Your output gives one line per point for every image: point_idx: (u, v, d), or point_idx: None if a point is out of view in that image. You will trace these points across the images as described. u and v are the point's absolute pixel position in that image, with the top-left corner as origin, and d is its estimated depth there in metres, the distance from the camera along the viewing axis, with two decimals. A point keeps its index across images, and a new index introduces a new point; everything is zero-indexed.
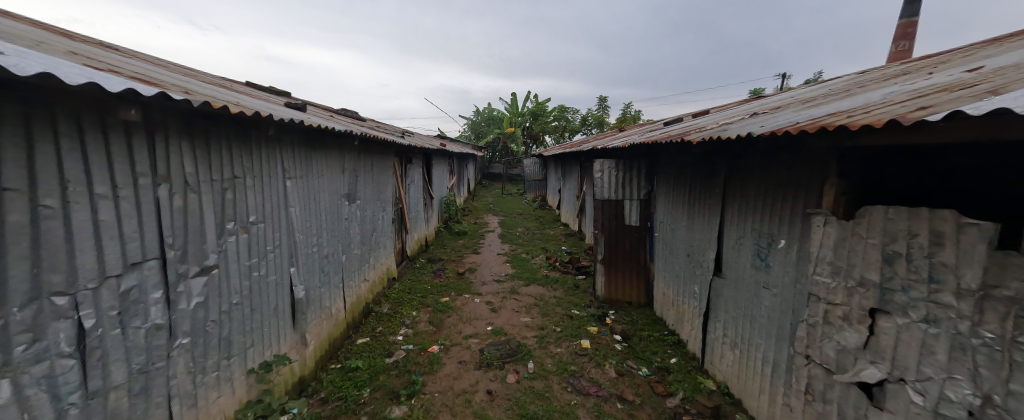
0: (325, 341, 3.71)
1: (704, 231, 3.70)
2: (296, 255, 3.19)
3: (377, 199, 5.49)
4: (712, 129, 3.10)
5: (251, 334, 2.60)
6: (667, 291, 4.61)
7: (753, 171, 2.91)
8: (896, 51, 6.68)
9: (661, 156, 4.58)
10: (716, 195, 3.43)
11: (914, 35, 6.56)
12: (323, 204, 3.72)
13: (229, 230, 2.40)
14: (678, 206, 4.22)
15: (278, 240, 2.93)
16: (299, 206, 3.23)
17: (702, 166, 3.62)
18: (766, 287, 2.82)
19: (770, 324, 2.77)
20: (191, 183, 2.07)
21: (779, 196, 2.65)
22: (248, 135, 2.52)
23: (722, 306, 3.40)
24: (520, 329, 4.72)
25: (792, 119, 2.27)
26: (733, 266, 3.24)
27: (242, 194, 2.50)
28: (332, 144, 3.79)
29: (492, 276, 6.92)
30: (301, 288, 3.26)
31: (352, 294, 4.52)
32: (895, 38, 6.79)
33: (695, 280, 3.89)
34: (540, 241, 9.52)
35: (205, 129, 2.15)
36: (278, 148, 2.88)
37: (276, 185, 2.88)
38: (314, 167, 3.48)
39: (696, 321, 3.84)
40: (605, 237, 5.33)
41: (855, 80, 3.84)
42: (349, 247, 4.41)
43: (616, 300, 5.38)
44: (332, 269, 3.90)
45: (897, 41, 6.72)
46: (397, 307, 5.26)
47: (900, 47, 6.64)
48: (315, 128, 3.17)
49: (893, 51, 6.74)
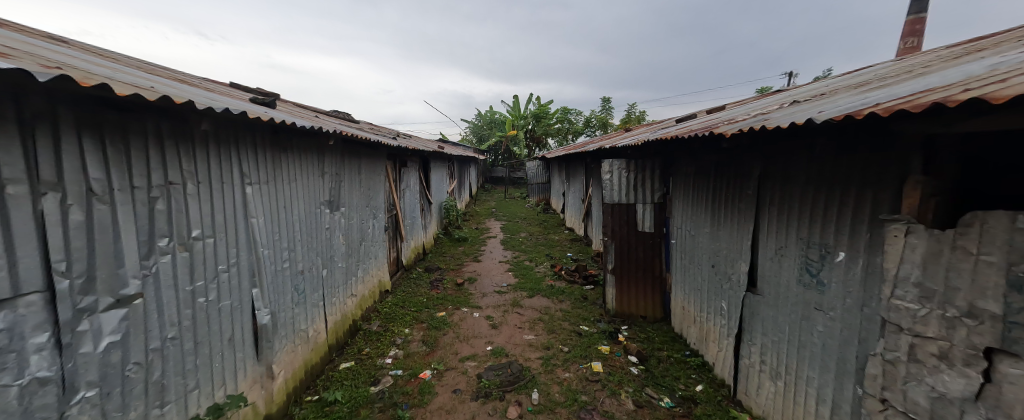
0: (300, 370, 3.26)
1: (734, 240, 3.21)
2: (260, 274, 2.75)
3: (367, 206, 5.05)
4: (745, 120, 2.62)
5: (194, 374, 2.16)
6: (687, 306, 4.11)
7: (799, 168, 2.41)
8: (904, 48, 6.16)
9: (676, 155, 4.10)
10: (749, 197, 2.95)
11: (925, 30, 6.06)
12: (298, 213, 3.29)
13: (162, 249, 1.96)
14: (700, 210, 3.73)
15: (235, 257, 2.49)
16: (264, 216, 2.79)
17: (730, 163, 3.14)
18: (817, 308, 2.33)
19: (824, 354, 2.27)
20: (98, 191, 1.63)
21: (836, 198, 2.16)
22: (188, 133, 2.09)
23: (758, 327, 2.90)
24: (523, 349, 4.23)
25: (863, 101, 1.78)
26: (772, 282, 2.75)
27: (182, 204, 2.07)
28: (306, 145, 3.37)
29: (493, 286, 6.44)
30: (267, 311, 2.82)
31: (336, 312, 4.08)
32: (903, 35, 6.30)
33: (723, 295, 3.39)
34: (544, 248, 9.02)
35: (121, 124, 1.72)
36: (233, 148, 2.45)
37: (231, 192, 2.45)
38: (284, 172, 3.04)
39: (725, 342, 3.34)
40: (615, 244, 4.86)
41: (903, 63, 3.32)
42: (332, 260, 3.98)
43: (629, 314, 4.87)
44: (309, 287, 3.46)
45: (905, 38, 6.22)
46: (388, 324, 4.80)
47: (910, 44, 6.10)
48: (281, 125, 2.74)
49: (902, 48, 6.21)
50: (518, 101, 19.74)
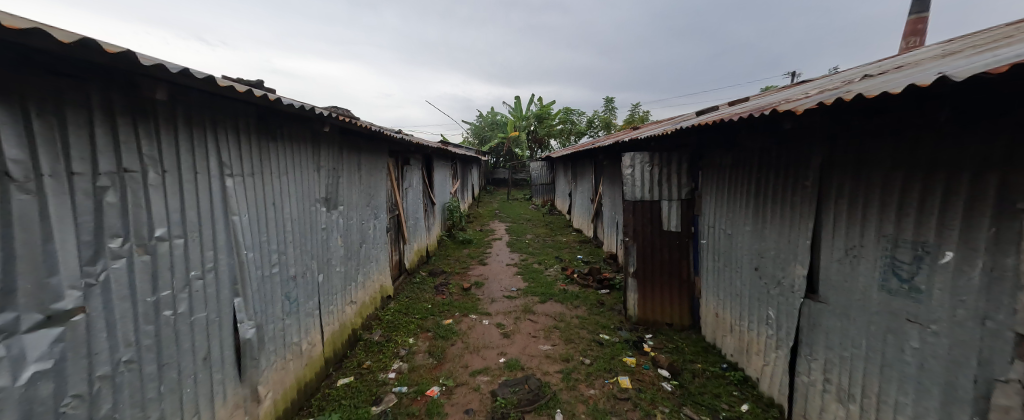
0: (292, 390, 2.86)
1: (785, 239, 2.82)
2: (245, 281, 2.34)
3: (367, 204, 4.66)
4: (811, 97, 2.24)
5: (158, 404, 1.75)
6: (721, 313, 3.72)
7: (882, 152, 2.04)
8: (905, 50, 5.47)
9: (709, 146, 3.72)
10: (808, 189, 2.57)
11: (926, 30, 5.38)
12: (290, 211, 2.90)
13: (113, 251, 1.56)
14: (739, 207, 3.35)
15: (212, 261, 2.09)
16: (248, 213, 2.39)
17: (783, 152, 2.75)
18: (912, 320, 1.95)
19: (922, 377, 1.90)
20: (18, 177, 1.24)
21: (940, 187, 1.80)
22: (148, 109, 1.70)
23: (821, 340, 2.51)
24: (539, 362, 3.82)
25: (998, 57, 1.41)
26: (840, 288, 2.36)
27: (142, 196, 1.68)
28: (298, 134, 2.98)
29: (502, 291, 6.03)
30: (253, 324, 2.39)
31: (334, 322, 3.67)
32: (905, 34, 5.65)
33: (771, 302, 3.00)
34: (553, 250, 8.60)
35: (54, 92, 1.33)
36: (207, 132, 2.06)
37: (206, 184, 2.05)
38: (272, 163, 2.66)
39: (775, 355, 2.95)
40: (637, 245, 4.47)
41: (974, 35, 2.89)
42: (329, 264, 3.57)
43: (653, 321, 4.46)
44: (302, 294, 3.06)
45: (905, 39, 5.52)
46: (390, 334, 4.40)
47: (910, 45, 5.40)
48: (267, 105, 2.37)
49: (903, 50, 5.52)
50: (518, 102, 19.43)
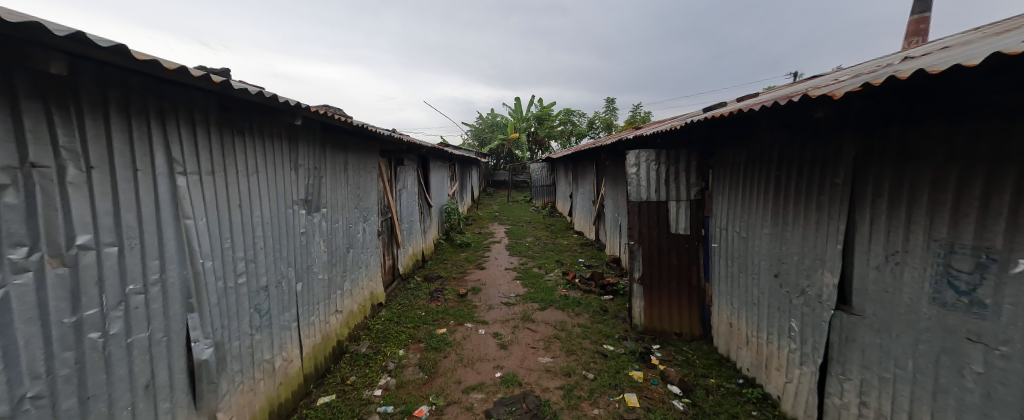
0: (263, 412, 2.57)
1: (811, 243, 2.53)
2: (201, 294, 2.05)
3: (355, 206, 4.38)
4: (846, 81, 1.96)
5: None
6: (736, 323, 3.42)
7: (933, 144, 1.77)
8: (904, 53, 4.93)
9: (722, 141, 3.44)
10: (839, 186, 2.28)
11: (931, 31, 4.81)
12: (262, 214, 2.63)
13: (15, 264, 1.28)
14: (756, 207, 3.06)
15: (158, 273, 1.81)
16: (206, 217, 2.11)
17: (810, 146, 2.46)
18: (973, 339, 1.67)
19: (989, 407, 1.62)
20: None
21: (1011, 183, 1.52)
22: (66, 91, 1.42)
23: (856, 358, 2.22)
24: (538, 376, 3.52)
25: None
26: (880, 300, 2.07)
27: (57, 196, 1.39)
28: (271, 129, 2.70)
29: (500, 297, 5.74)
30: (211, 343, 2.10)
31: (315, 334, 3.39)
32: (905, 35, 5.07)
33: (794, 312, 2.71)
34: (554, 253, 8.30)
35: None
36: (153, 123, 1.79)
37: (151, 184, 1.78)
38: (238, 160, 2.38)
39: (799, 372, 2.65)
40: (643, 249, 4.18)
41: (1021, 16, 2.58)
42: (309, 271, 3.29)
43: (660, 330, 4.16)
44: (276, 306, 2.77)
45: (907, 40, 4.94)
46: (379, 345, 4.11)
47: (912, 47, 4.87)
48: (227, 92, 2.09)
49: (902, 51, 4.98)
50: (518, 104, 19.22)
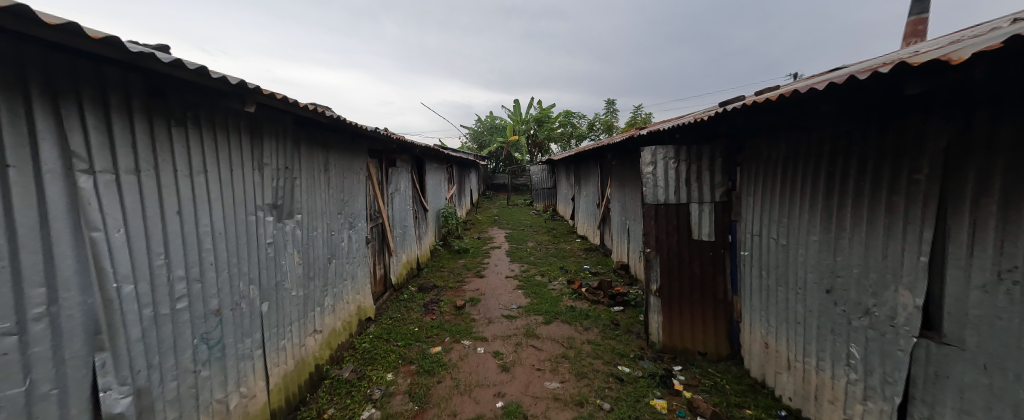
0: None
1: (878, 254, 2.08)
2: (116, 327, 1.60)
3: (338, 212, 3.92)
4: (948, 47, 1.52)
5: None
6: (773, 344, 2.96)
7: None
8: None
9: (756, 135, 2.99)
10: (920, 185, 1.84)
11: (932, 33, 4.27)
12: (213, 222, 2.17)
13: None
14: (800, 210, 2.61)
15: (42, 305, 1.35)
16: (123, 228, 1.63)
17: (881, 135, 2.01)
18: None
19: None
20: None
21: None
22: None
23: (949, 399, 1.77)
24: (545, 407, 3.05)
25: None
26: (988, 329, 1.62)
27: None
28: (222, 119, 2.25)
29: (501, 309, 5.28)
30: (131, 389, 1.64)
31: (287, 360, 2.91)
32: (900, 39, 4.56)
33: (854, 336, 2.25)
34: (557, 259, 7.83)
35: None
36: (39, 105, 1.34)
37: (31, 186, 1.32)
38: (176, 155, 1.92)
39: (863, 409, 2.19)
40: (661, 257, 3.73)
41: None
42: (279, 288, 2.83)
43: (682, 348, 3.70)
44: (231, 332, 2.29)
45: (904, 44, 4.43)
46: (364, 368, 3.63)
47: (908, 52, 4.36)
48: (153, 68, 1.64)
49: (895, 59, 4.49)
50: (518, 106, 18.86)
